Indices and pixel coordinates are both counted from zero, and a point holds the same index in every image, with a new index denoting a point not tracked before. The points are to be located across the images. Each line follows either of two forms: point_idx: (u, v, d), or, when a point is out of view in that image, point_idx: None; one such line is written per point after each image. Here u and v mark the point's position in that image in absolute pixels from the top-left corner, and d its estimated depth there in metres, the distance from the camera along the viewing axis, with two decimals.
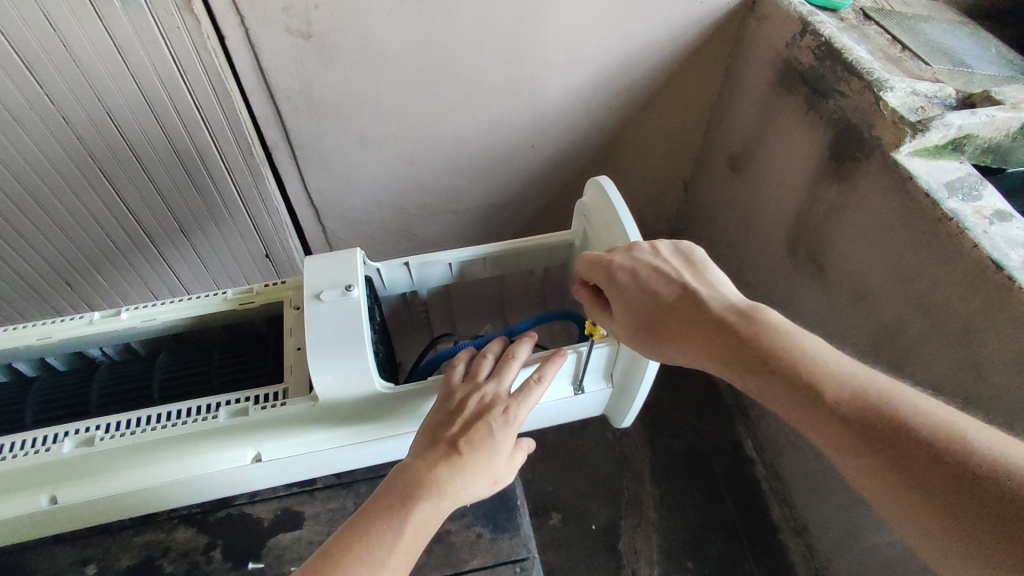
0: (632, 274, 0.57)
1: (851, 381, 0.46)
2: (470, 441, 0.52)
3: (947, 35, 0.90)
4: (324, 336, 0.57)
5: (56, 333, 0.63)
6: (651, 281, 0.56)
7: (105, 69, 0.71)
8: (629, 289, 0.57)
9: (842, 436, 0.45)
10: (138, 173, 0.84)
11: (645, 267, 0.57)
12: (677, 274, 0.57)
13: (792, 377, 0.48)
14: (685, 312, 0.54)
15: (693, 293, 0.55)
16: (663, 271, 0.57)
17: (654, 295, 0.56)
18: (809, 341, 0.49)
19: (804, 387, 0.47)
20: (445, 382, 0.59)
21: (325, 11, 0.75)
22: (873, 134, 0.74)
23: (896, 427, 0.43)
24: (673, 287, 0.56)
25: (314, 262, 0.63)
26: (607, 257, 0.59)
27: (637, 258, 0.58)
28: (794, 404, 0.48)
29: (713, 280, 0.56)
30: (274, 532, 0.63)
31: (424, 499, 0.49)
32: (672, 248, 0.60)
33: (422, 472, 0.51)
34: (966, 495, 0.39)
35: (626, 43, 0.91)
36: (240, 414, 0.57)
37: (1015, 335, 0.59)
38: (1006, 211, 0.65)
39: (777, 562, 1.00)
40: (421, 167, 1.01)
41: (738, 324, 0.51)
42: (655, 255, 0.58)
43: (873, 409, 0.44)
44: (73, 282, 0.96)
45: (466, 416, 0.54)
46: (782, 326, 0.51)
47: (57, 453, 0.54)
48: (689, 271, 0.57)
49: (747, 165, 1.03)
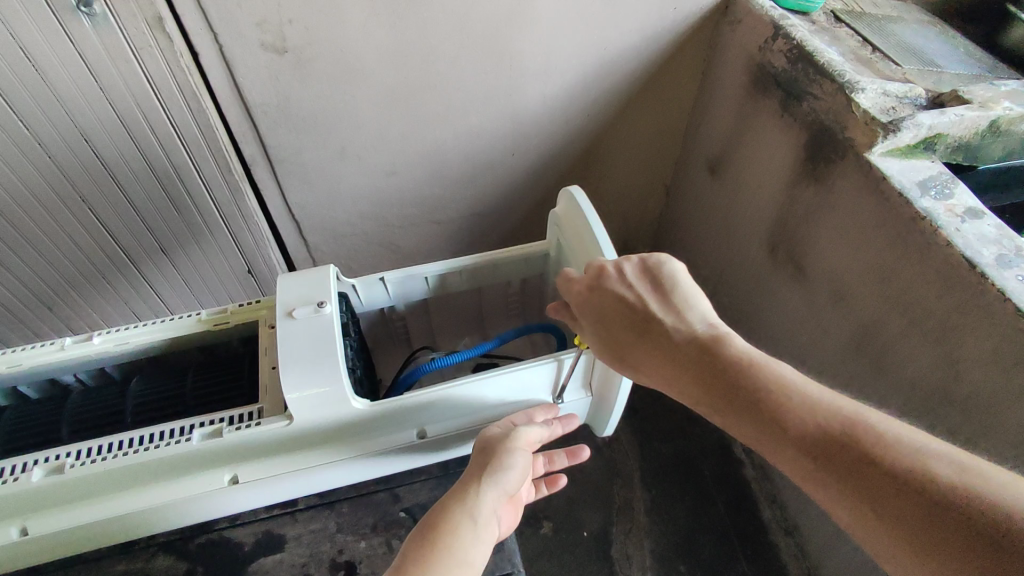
0: (596, 301, 0.59)
1: (813, 413, 0.45)
2: (479, 464, 0.57)
3: (915, 36, 0.92)
4: (298, 355, 0.57)
5: (26, 360, 0.62)
6: (614, 311, 0.57)
7: (77, 88, 0.70)
8: (595, 316, 0.58)
9: (807, 467, 0.44)
10: (115, 193, 0.83)
11: (606, 295, 0.58)
12: (640, 299, 0.57)
13: (755, 412, 0.48)
14: (650, 345, 0.55)
15: (657, 319, 0.55)
16: (626, 300, 0.57)
17: (618, 324, 0.57)
18: (774, 373, 0.49)
19: (769, 421, 0.47)
20: (481, 436, 0.61)
21: (299, 25, 0.75)
22: (846, 136, 0.75)
23: (856, 457, 0.42)
24: (637, 318, 0.56)
25: (286, 281, 0.63)
26: (575, 282, 0.62)
27: (601, 283, 0.59)
28: (756, 437, 0.48)
29: (679, 303, 0.56)
30: (256, 556, 0.62)
31: (439, 527, 0.50)
32: (638, 267, 0.59)
33: (436, 509, 0.53)
34: (924, 521, 0.38)
35: (602, 50, 0.91)
36: (215, 436, 0.56)
37: (990, 331, 0.59)
38: (977, 208, 0.65)
39: (768, 562, 1.00)
40: (401, 178, 1.01)
41: (701, 359, 0.52)
42: (618, 280, 0.58)
43: (835, 438, 0.43)
44: (53, 306, 0.94)
45: (475, 454, 0.59)
46: (739, 357, 0.51)
47: (26, 482, 0.53)
48: (656, 294, 0.57)
49: (725, 168, 1.04)
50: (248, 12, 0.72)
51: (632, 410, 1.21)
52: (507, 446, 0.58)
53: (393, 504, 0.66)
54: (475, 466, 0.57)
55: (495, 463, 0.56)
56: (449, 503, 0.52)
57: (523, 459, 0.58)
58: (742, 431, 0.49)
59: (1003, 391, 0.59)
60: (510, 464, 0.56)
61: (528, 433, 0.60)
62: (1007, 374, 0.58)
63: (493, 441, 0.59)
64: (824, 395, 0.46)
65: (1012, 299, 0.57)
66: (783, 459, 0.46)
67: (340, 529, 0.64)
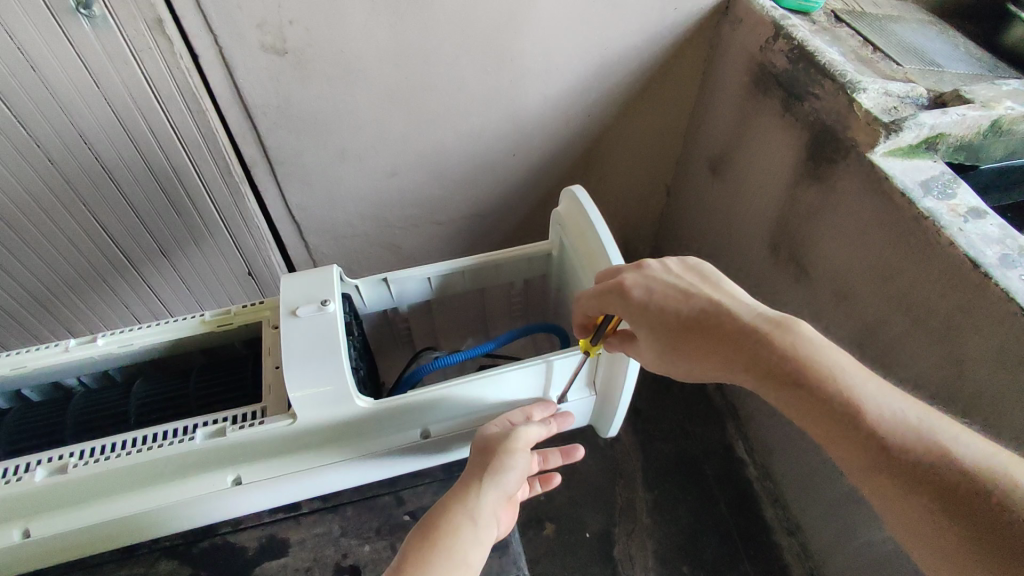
0: (647, 292, 0.55)
1: (883, 410, 0.44)
2: (481, 464, 0.56)
3: (916, 35, 0.92)
4: (301, 353, 0.56)
5: (29, 362, 0.62)
6: (666, 300, 0.55)
7: (77, 91, 0.69)
8: (647, 308, 0.55)
9: (866, 458, 0.43)
10: (114, 195, 0.82)
11: (657, 282, 0.56)
12: (694, 288, 0.55)
13: (819, 396, 0.46)
14: (704, 331, 0.53)
15: (717, 306, 0.53)
16: (679, 288, 0.55)
17: (674, 313, 0.54)
18: (841, 365, 0.47)
19: (835, 410, 0.45)
20: (480, 434, 0.60)
21: (299, 27, 0.74)
22: (848, 135, 0.74)
23: (923, 451, 0.41)
24: (695, 304, 0.54)
25: (289, 281, 0.62)
26: (615, 281, 0.57)
27: (648, 276, 0.57)
28: (814, 422, 0.47)
29: (732, 294, 0.55)
30: (260, 560, 0.62)
31: (443, 531, 0.50)
32: (681, 264, 0.59)
33: (438, 510, 0.53)
34: (986, 527, 0.38)
35: (603, 50, 0.91)
36: (217, 436, 0.56)
37: (994, 330, 0.59)
38: (980, 208, 0.65)
39: (770, 563, 1.00)
40: (402, 179, 1.00)
41: (762, 342, 0.50)
42: (665, 272, 0.57)
43: (905, 435, 0.42)
44: (53, 308, 0.93)
45: (476, 451, 0.59)
46: (809, 343, 0.49)
47: (29, 482, 0.53)
48: (707, 286, 0.56)
49: (726, 168, 1.04)
50: (248, 14, 0.71)
51: (634, 411, 1.21)
52: (507, 448, 0.57)
53: (397, 507, 0.66)
54: (474, 467, 0.57)
55: (497, 464, 0.55)
56: (449, 504, 0.52)
57: (519, 462, 0.57)
58: (798, 414, 0.48)
59: (1009, 389, 0.59)
60: (510, 466, 0.56)
61: (528, 432, 0.59)
62: (1011, 374, 0.58)
63: (495, 441, 0.58)
64: (894, 395, 0.45)
65: (1016, 299, 0.57)
66: (838, 447, 0.45)
67: (344, 534, 0.64)
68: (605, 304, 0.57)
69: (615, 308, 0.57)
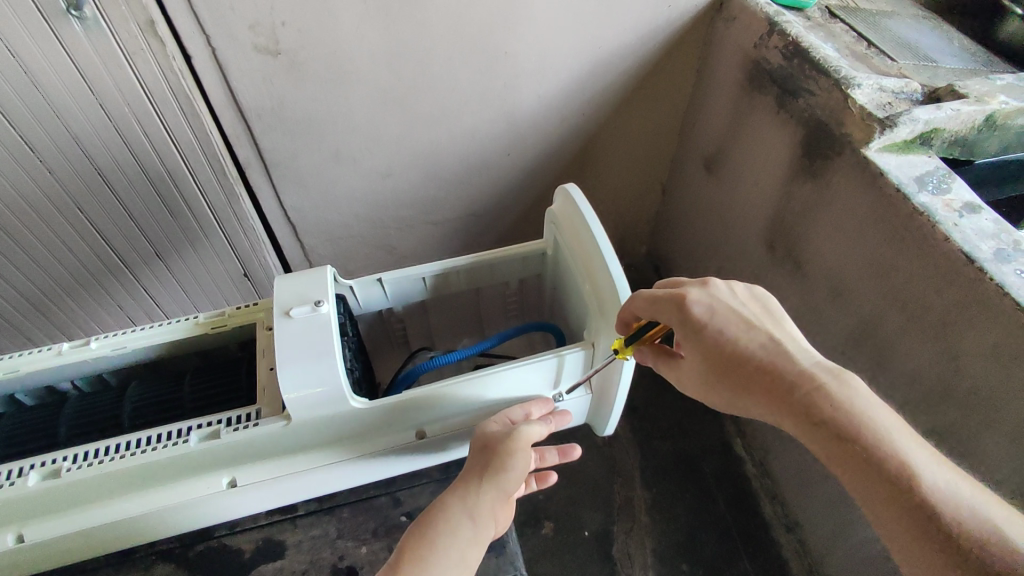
0: (710, 310, 0.55)
1: (919, 475, 0.43)
2: (482, 462, 0.56)
3: (910, 31, 0.92)
4: (295, 355, 0.55)
5: (23, 366, 0.62)
6: (726, 325, 0.55)
7: (69, 93, 0.69)
8: (705, 326, 0.55)
9: (900, 520, 0.42)
10: (108, 197, 0.82)
11: (721, 305, 0.56)
12: (756, 320, 0.55)
13: (862, 448, 0.45)
14: (754, 362, 0.53)
15: (776, 343, 0.53)
16: (742, 314, 0.55)
17: (732, 338, 0.54)
18: (889, 426, 0.46)
19: (878, 464, 0.44)
20: (481, 429, 0.60)
21: (292, 27, 0.74)
22: (842, 132, 0.74)
23: (961, 526, 0.40)
24: (751, 336, 0.54)
25: (283, 280, 0.62)
26: (679, 291, 0.57)
27: (714, 295, 0.57)
28: (851, 474, 0.45)
29: (794, 337, 0.54)
30: (256, 563, 0.62)
31: (438, 528, 0.52)
32: (749, 293, 0.58)
33: (437, 506, 0.54)
34: None
35: (598, 48, 0.91)
36: (212, 438, 0.56)
37: (989, 326, 0.59)
38: (975, 203, 0.65)
39: (769, 560, 1.00)
40: (397, 179, 1.00)
41: (814, 387, 0.49)
42: (731, 296, 0.57)
43: (946, 505, 0.41)
44: (48, 311, 0.93)
45: (477, 446, 0.58)
46: (863, 398, 0.48)
47: (22, 486, 0.53)
48: (769, 320, 0.56)
49: (722, 165, 1.03)
50: (240, 15, 0.71)
51: (631, 409, 1.21)
52: (509, 447, 0.56)
53: (394, 508, 0.66)
54: (475, 464, 0.57)
55: (497, 465, 0.55)
56: (449, 502, 0.53)
57: (518, 462, 0.56)
58: (837, 464, 0.47)
59: (1005, 384, 0.59)
60: (510, 466, 0.55)
61: (530, 431, 0.58)
62: (1007, 369, 0.58)
63: (495, 439, 0.57)
64: (940, 466, 0.44)
65: (1011, 294, 0.57)
66: (873, 506, 0.44)
67: (341, 535, 0.64)
68: (660, 311, 0.57)
69: (669, 318, 0.57)
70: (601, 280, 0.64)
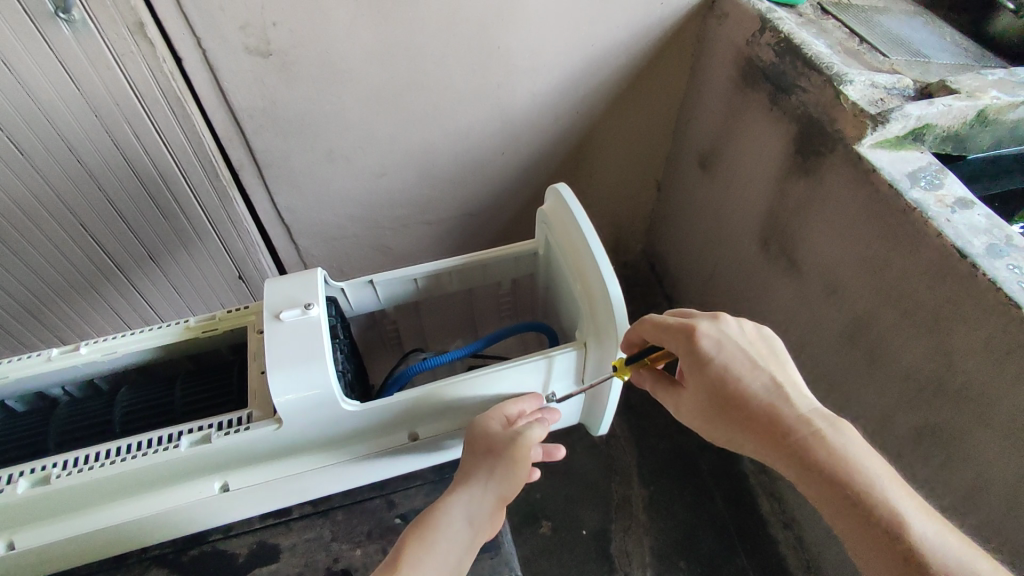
0: (718, 344, 0.56)
1: (908, 525, 0.45)
2: (487, 466, 0.56)
3: (902, 27, 0.92)
4: (286, 358, 0.55)
5: (13, 372, 0.61)
6: (732, 362, 0.56)
7: (59, 97, 0.69)
8: (712, 361, 0.56)
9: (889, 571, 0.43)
10: (100, 201, 0.81)
11: (729, 342, 0.57)
12: (760, 360, 0.56)
13: (854, 499, 0.47)
14: (755, 401, 0.54)
15: (777, 385, 0.54)
16: (748, 353, 0.56)
17: (736, 376, 0.55)
18: (879, 476, 0.48)
19: (870, 516, 0.46)
20: (482, 428, 0.59)
21: (283, 28, 0.74)
22: (834, 128, 0.74)
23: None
24: (755, 376, 0.55)
25: (274, 284, 0.62)
26: (691, 321, 0.57)
27: (723, 330, 0.57)
28: (845, 524, 0.47)
29: (796, 379, 0.55)
30: (250, 566, 0.61)
31: (438, 532, 0.52)
32: (755, 330, 0.59)
33: (437, 509, 0.54)
34: None
35: (591, 47, 0.91)
36: (203, 443, 0.56)
37: (982, 321, 0.59)
38: (967, 198, 0.65)
39: (767, 556, 1.00)
40: (391, 179, 1.00)
41: (811, 436, 0.51)
42: (739, 334, 0.57)
43: (934, 557, 0.43)
44: (41, 316, 0.93)
45: (479, 447, 0.58)
46: (857, 448, 0.50)
47: (12, 494, 0.53)
48: (773, 361, 0.57)
49: (716, 163, 1.03)
50: (230, 16, 0.71)
51: (628, 407, 1.21)
52: (515, 455, 0.56)
53: (388, 510, 0.65)
54: (478, 466, 0.56)
55: (502, 472, 0.56)
56: (450, 507, 0.54)
57: (514, 470, 0.56)
58: (831, 513, 0.48)
59: (999, 379, 0.59)
60: (513, 473, 0.56)
61: (534, 436, 0.58)
62: (1000, 364, 0.58)
63: (492, 444, 0.57)
64: (928, 518, 0.45)
65: (1004, 289, 0.57)
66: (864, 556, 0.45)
67: (336, 538, 0.64)
68: (665, 338, 0.58)
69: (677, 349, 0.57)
70: (592, 279, 0.64)
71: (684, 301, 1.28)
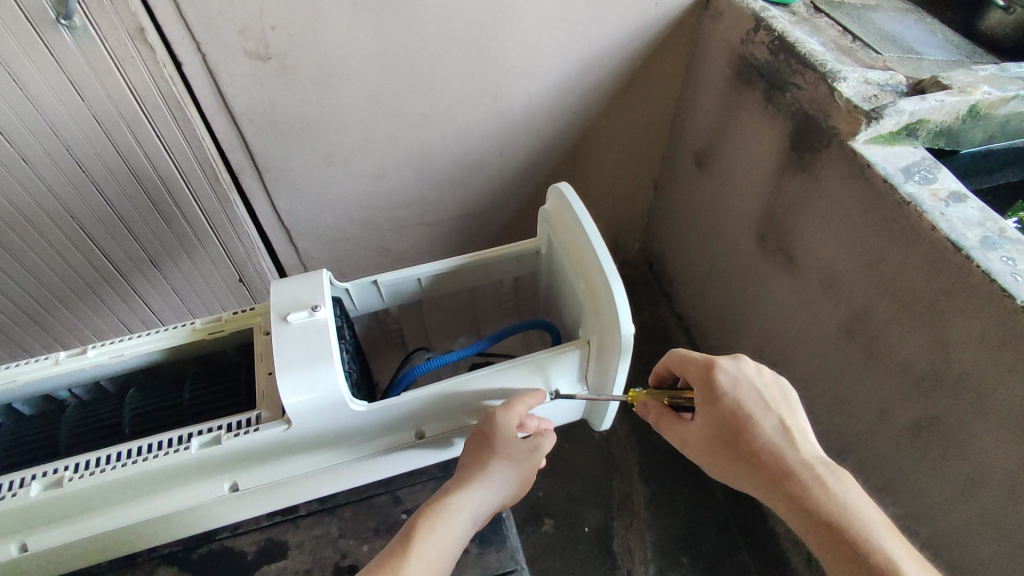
0: (734, 381, 0.59)
1: (900, 570, 0.47)
2: (503, 475, 0.59)
3: (894, 24, 0.93)
4: (293, 359, 0.56)
5: (21, 376, 0.62)
6: (745, 402, 0.59)
7: (60, 103, 0.69)
8: (726, 397, 0.59)
9: None
10: (102, 206, 0.82)
11: (747, 381, 0.60)
12: (773, 402, 0.59)
13: (848, 544, 0.49)
14: (763, 441, 0.57)
15: (785, 429, 0.57)
16: (762, 394, 0.59)
17: (746, 415, 0.58)
18: (874, 523, 0.50)
19: (862, 560, 0.48)
20: (500, 430, 0.60)
21: (282, 32, 0.74)
22: (830, 125, 0.75)
23: None
24: (766, 416, 0.58)
25: (280, 286, 0.62)
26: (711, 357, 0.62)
27: (743, 368, 0.61)
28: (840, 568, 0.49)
29: (804, 426, 0.58)
30: (259, 564, 0.62)
31: (444, 523, 0.54)
32: (774, 374, 0.62)
33: (446, 501, 0.56)
34: None
35: (586, 47, 0.92)
36: (213, 444, 0.56)
37: (976, 312, 0.60)
38: (960, 191, 0.66)
39: (768, 551, 1.01)
40: (390, 181, 1.01)
41: (810, 481, 0.54)
42: (757, 376, 0.60)
43: None
44: (44, 322, 0.93)
45: (497, 449, 0.60)
46: (853, 497, 0.52)
47: (24, 497, 0.53)
48: (786, 406, 0.59)
49: (712, 161, 1.05)
50: (230, 20, 0.72)
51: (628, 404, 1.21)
52: (530, 471, 0.62)
53: (394, 507, 0.66)
54: (494, 471, 0.59)
55: (517, 487, 0.61)
56: (460, 504, 0.56)
57: (524, 480, 0.62)
58: (828, 558, 0.50)
59: (994, 369, 0.60)
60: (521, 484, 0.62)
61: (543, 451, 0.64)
62: (996, 355, 0.59)
63: (511, 454, 0.60)
64: (921, 567, 0.47)
65: (997, 280, 0.58)
66: None
67: (342, 535, 0.64)
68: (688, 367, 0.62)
69: (695, 382, 0.61)
70: (593, 278, 0.64)
71: (682, 298, 1.29)
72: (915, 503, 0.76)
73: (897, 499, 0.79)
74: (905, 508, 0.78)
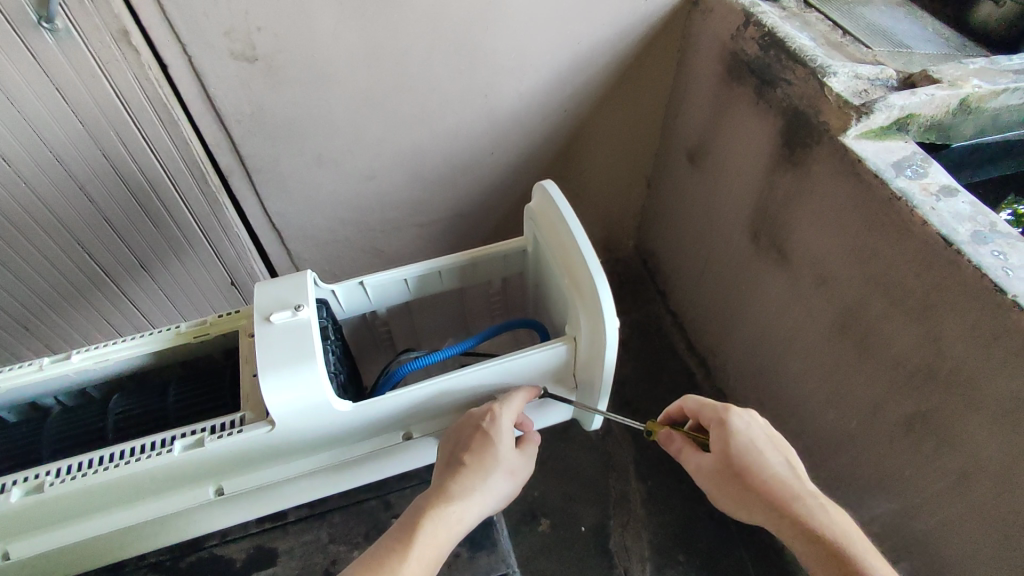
0: (748, 421, 0.60)
1: None
2: (499, 488, 0.60)
3: (885, 18, 0.93)
4: (277, 360, 0.55)
5: (4, 383, 0.61)
6: (756, 439, 0.59)
7: (44, 107, 0.69)
8: (740, 433, 0.59)
9: None
10: (89, 211, 0.81)
11: (757, 421, 0.61)
12: (779, 443, 0.60)
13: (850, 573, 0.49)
14: (772, 473, 0.57)
15: (789, 466, 0.58)
16: (770, 434, 0.60)
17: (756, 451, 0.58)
18: (868, 554, 0.51)
19: None
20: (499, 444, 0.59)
21: (268, 33, 0.74)
22: (820, 120, 0.75)
23: None
24: (775, 453, 0.59)
25: (263, 286, 0.62)
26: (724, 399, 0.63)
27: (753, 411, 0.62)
28: None
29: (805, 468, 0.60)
30: (247, 572, 0.62)
31: (443, 536, 0.54)
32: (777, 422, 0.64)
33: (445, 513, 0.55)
34: None
35: (576, 45, 0.91)
36: (197, 446, 0.55)
37: (967, 307, 0.60)
38: (951, 186, 0.66)
39: (764, 547, 1.01)
40: (381, 182, 1.00)
41: (814, 512, 0.54)
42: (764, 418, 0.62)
43: None
44: (33, 328, 0.92)
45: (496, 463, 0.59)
46: (849, 529, 0.53)
47: (4, 503, 0.52)
48: (788, 448, 0.61)
49: (703, 158, 1.04)
50: (215, 22, 0.71)
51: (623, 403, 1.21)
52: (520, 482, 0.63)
53: (385, 511, 0.66)
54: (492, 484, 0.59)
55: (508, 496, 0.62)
56: (459, 517, 0.56)
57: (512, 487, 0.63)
58: None
59: (986, 364, 0.60)
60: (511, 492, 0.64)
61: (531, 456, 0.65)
62: (988, 350, 0.59)
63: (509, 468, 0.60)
64: None
65: (988, 273, 0.58)
66: None
67: (332, 540, 0.64)
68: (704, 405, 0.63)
69: (707, 417, 0.62)
70: (580, 277, 0.64)
71: (676, 295, 1.29)
72: (910, 498, 0.76)
73: (892, 495, 0.78)
74: (899, 504, 0.77)
